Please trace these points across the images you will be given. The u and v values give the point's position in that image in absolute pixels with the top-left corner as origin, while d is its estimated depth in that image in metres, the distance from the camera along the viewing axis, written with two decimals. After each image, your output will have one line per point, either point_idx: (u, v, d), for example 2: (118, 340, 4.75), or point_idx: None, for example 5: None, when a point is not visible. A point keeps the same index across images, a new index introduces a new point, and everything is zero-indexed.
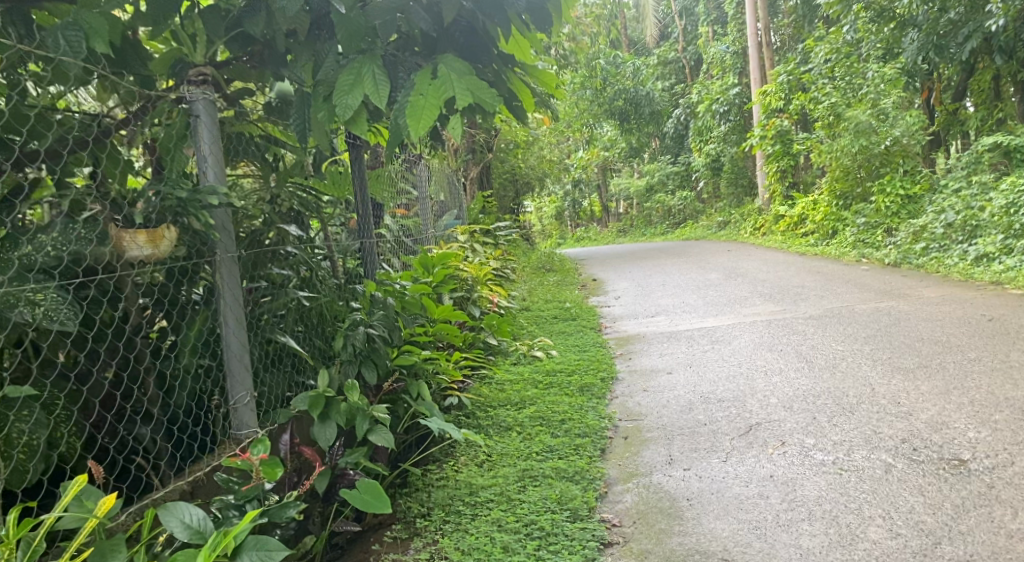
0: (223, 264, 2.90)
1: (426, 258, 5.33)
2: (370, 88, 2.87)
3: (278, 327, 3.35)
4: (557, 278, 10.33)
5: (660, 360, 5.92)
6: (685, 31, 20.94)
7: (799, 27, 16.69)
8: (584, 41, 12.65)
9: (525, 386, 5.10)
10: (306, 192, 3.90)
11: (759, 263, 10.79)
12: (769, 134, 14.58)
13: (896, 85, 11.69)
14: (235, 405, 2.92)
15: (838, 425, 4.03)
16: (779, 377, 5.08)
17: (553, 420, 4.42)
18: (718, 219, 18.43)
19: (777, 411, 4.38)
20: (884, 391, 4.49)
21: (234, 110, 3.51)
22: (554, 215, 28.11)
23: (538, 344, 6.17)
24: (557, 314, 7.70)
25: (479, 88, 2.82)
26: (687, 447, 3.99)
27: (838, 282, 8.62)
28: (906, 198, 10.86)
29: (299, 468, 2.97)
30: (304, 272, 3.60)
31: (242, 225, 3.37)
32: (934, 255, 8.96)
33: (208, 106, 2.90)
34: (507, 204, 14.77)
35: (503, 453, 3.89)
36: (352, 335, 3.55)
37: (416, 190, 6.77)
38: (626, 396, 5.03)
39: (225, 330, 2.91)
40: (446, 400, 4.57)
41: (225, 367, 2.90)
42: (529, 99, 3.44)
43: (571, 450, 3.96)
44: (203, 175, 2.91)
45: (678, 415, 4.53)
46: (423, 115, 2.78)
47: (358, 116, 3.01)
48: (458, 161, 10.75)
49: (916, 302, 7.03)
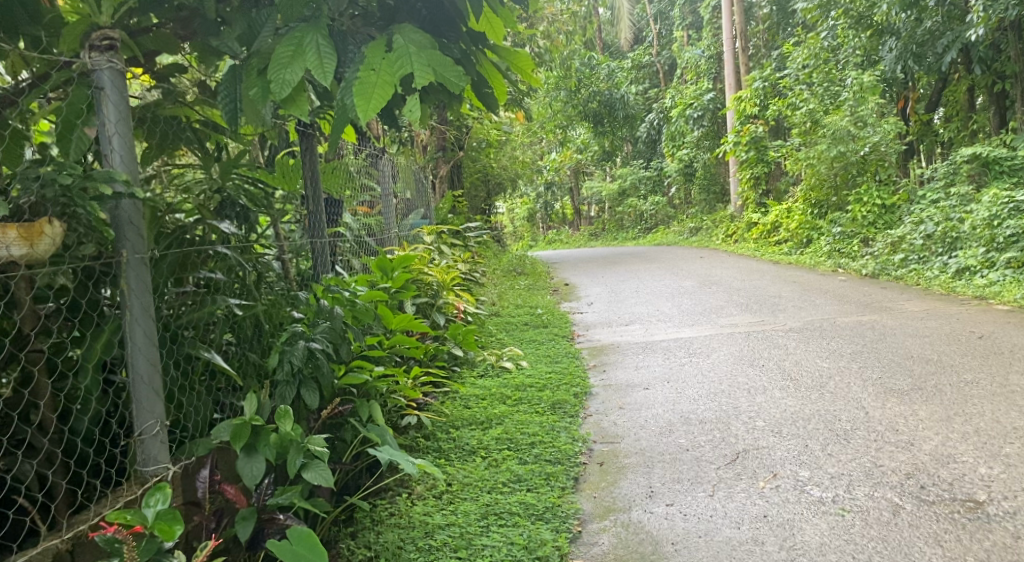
0: (129, 266, 2.39)
1: (384, 261, 4.79)
2: (313, 61, 2.43)
3: (205, 338, 2.91)
4: (526, 283, 9.90)
5: (636, 374, 5.52)
6: (659, 35, 20.80)
7: (773, 34, 16.50)
8: (558, 39, 12.28)
9: (492, 404, 4.66)
10: (253, 184, 3.58)
11: (732, 271, 10.47)
12: (744, 140, 14.28)
13: (874, 93, 11.29)
14: (140, 437, 2.40)
15: (834, 455, 3.65)
16: (763, 397, 4.70)
17: (521, 442, 4.00)
18: (688, 225, 18.11)
19: (764, 436, 4.00)
20: (878, 416, 4.12)
21: (163, 91, 3.16)
22: (525, 217, 27.74)
23: (507, 355, 5.73)
24: (528, 321, 7.27)
25: (442, 64, 2.38)
26: (669, 477, 3.60)
27: (816, 292, 8.31)
28: (883, 208, 10.60)
29: (221, 511, 2.53)
30: (242, 278, 3.17)
31: (164, 221, 2.95)
32: (913, 267, 8.69)
33: (114, 78, 2.37)
34: (478, 205, 14.30)
35: (464, 485, 3.51)
36: (289, 351, 3.08)
37: (379, 186, 6.32)
38: (600, 414, 4.63)
39: (132, 348, 2.40)
40: (403, 420, 4.15)
41: (129, 391, 2.40)
42: (501, 88, 3.01)
43: (540, 481, 3.54)
44: (109, 158, 2.37)
45: (657, 438, 4.14)
46: (373, 95, 2.32)
47: (299, 96, 2.56)
48: (424, 159, 10.26)
49: (899, 316, 6.72)
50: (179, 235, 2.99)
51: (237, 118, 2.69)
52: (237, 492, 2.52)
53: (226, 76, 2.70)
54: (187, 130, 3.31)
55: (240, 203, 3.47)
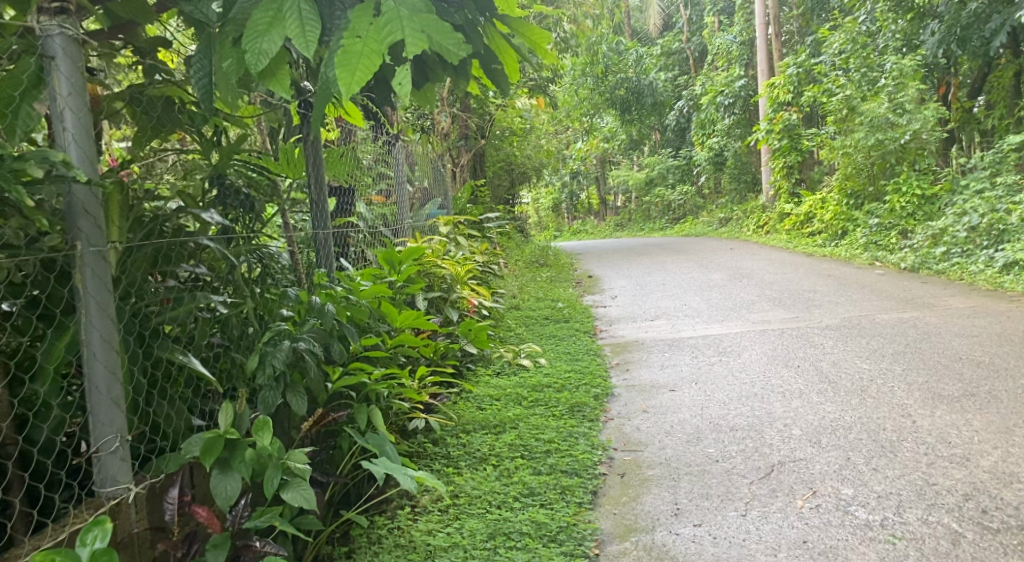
0: (83, 261, 2.14)
1: (391, 253, 4.48)
2: (294, 28, 2.13)
3: (185, 341, 2.64)
4: (549, 275, 9.60)
5: (662, 374, 5.19)
6: (690, 21, 20.30)
7: (807, 20, 16.02)
8: (586, 24, 11.91)
9: (506, 406, 4.37)
10: (257, 171, 3.39)
11: (764, 264, 10.07)
12: (776, 128, 13.83)
13: (915, 78, 10.81)
14: (97, 453, 2.14)
15: (879, 471, 3.30)
16: (799, 401, 4.36)
17: (535, 451, 3.69)
18: (718, 216, 17.66)
19: (802, 447, 3.66)
20: (927, 426, 3.76)
21: (145, 65, 2.98)
22: (551, 207, 27.39)
23: (525, 351, 5.45)
24: (548, 316, 6.95)
25: (437, 31, 2.08)
26: (697, 493, 3.28)
27: (853, 287, 7.90)
28: (924, 199, 10.11)
29: (193, 536, 2.29)
30: (228, 275, 2.90)
31: (141, 209, 2.69)
32: (956, 261, 8.23)
33: (67, 44, 2.15)
34: (502, 196, 14.01)
35: (471, 498, 3.22)
36: (272, 352, 2.77)
37: (395, 174, 6.01)
38: (622, 418, 4.31)
39: (88, 354, 2.14)
40: (409, 425, 3.86)
41: (87, 402, 2.14)
42: (512, 64, 2.72)
43: (555, 495, 3.24)
44: (60, 137, 2.15)
45: (683, 447, 3.82)
46: (357, 66, 2.05)
47: (278, 67, 2.29)
48: (445, 147, 10.00)
49: (944, 314, 6.30)
50: (157, 225, 2.72)
51: (211, 93, 2.42)
52: (210, 515, 2.25)
53: (200, 45, 2.43)
54: (180, 112, 3.04)
55: (243, 192, 3.28)
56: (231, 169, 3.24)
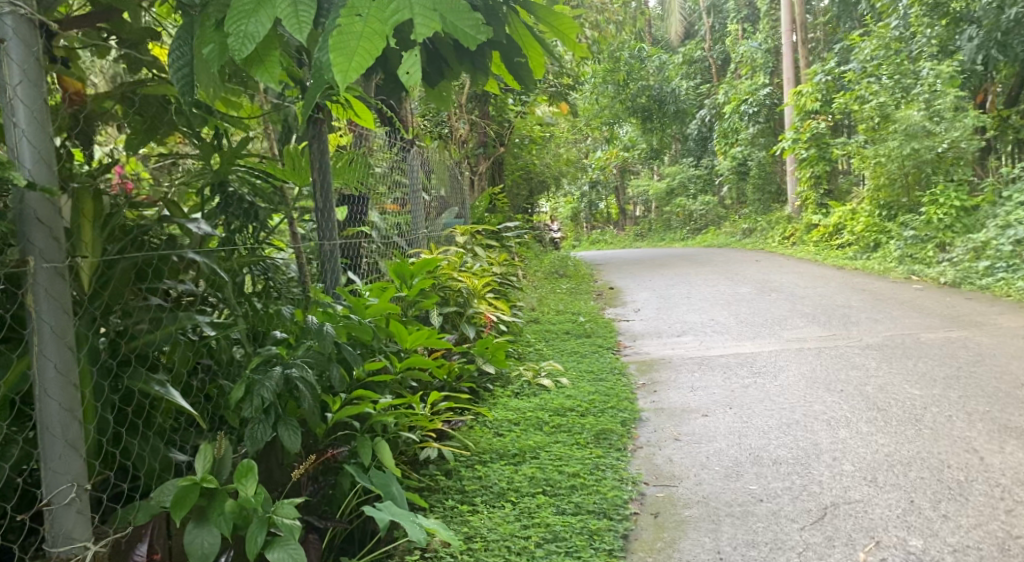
0: (37, 280, 1.82)
1: (402, 265, 4.14)
2: (285, 11, 1.80)
3: (161, 369, 2.31)
4: (569, 286, 9.23)
5: (693, 397, 4.82)
6: (713, 29, 20.02)
7: (834, 27, 15.65)
8: (607, 29, 11.58)
9: (526, 432, 4.01)
10: (260, 177, 3.07)
11: (794, 277, 9.65)
12: (804, 137, 13.45)
13: (953, 84, 10.39)
14: (48, 506, 1.83)
15: (951, 518, 2.93)
16: (847, 432, 3.97)
17: (559, 486, 3.33)
18: (742, 226, 17.13)
19: (857, 486, 3.28)
20: (998, 464, 3.38)
21: (131, 58, 2.68)
22: (568, 217, 26.94)
23: (546, 370, 5.10)
24: (569, 330, 6.59)
25: (452, 8, 1.75)
26: (742, 540, 2.91)
27: (891, 303, 7.47)
28: (962, 211, 9.63)
29: None
30: (219, 292, 2.57)
31: (123, 217, 2.39)
32: (1001, 275, 7.79)
33: (19, 26, 1.85)
34: (520, 204, 13.64)
35: (488, 543, 2.87)
36: (260, 381, 2.45)
37: (409, 182, 5.65)
38: (653, 448, 3.94)
39: (40, 388, 1.82)
40: (418, 454, 3.51)
41: (38, 444, 1.83)
42: (535, 52, 2.34)
43: (583, 541, 2.88)
44: (10, 132, 1.85)
45: (721, 483, 3.44)
46: (356, 51, 1.73)
47: (268, 56, 1.97)
48: (462, 154, 9.66)
49: (994, 333, 5.89)
50: (141, 235, 2.42)
51: (193, 89, 2.08)
52: None
53: (181, 30, 2.11)
54: (175, 113, 2.73)
55: (246, 198, 2.95)
56: (234, 174, 2.94)
